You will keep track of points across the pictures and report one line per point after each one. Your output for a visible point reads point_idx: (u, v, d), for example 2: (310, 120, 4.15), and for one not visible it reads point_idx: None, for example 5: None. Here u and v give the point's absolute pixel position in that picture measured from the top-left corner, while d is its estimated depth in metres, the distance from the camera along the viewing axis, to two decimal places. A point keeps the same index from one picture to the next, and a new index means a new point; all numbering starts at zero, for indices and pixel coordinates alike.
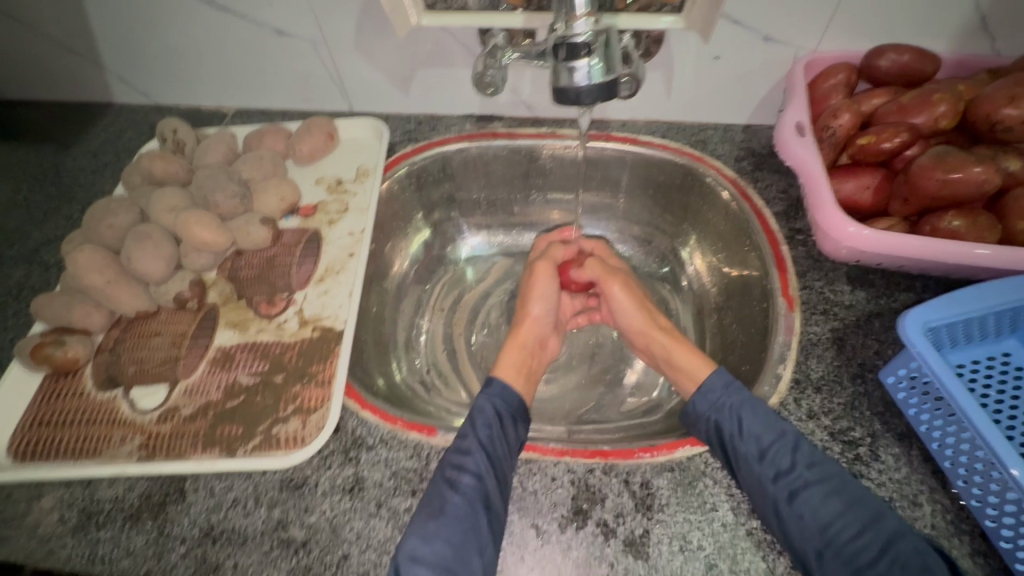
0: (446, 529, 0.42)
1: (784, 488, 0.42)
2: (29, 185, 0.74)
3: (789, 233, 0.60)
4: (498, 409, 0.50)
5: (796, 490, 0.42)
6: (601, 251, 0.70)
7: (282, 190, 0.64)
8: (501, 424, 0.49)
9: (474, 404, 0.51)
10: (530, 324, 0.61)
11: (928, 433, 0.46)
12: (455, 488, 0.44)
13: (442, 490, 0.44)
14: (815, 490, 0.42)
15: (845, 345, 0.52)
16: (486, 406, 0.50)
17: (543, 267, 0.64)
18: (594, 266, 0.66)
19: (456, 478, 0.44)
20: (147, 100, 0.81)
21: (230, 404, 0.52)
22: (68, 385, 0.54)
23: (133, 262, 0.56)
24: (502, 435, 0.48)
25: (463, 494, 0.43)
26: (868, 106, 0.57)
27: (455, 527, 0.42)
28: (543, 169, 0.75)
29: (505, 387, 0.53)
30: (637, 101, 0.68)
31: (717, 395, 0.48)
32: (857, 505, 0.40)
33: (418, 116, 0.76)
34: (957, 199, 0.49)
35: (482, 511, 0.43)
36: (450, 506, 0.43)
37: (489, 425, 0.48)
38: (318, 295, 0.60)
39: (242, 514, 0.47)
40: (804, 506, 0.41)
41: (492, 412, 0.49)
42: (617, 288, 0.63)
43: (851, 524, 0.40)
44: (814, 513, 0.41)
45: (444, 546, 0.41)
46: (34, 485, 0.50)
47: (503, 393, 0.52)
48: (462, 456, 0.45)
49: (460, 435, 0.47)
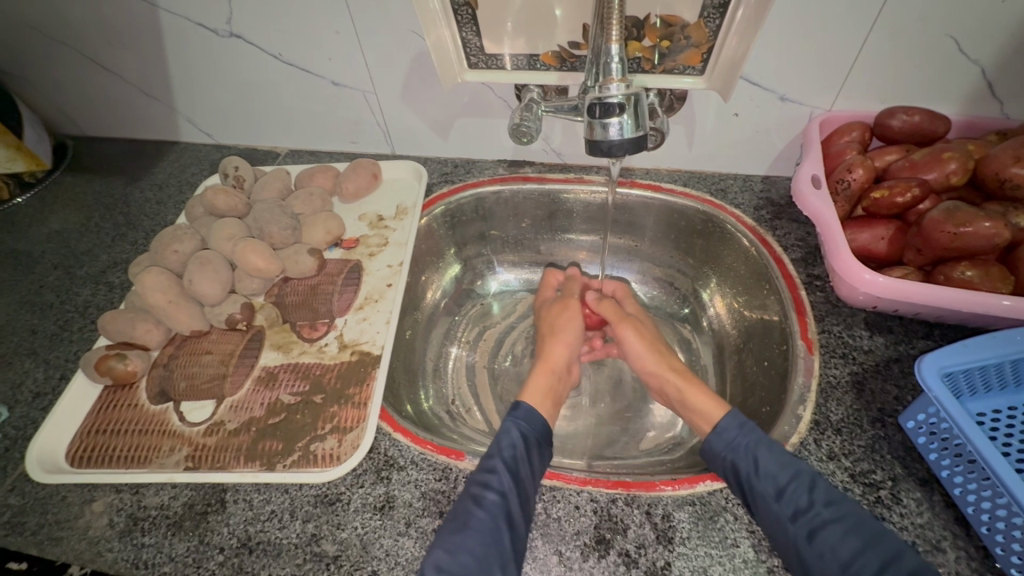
0: (469, 541, 0.44)
1: (804, 527, 0.43)
2: (100, 213, 0.82)
3: (807, 278, 0.62)
4: (523, 433, 0.52)
5: (815, 529, 0.43)
6: (621, 292, 0.74)
7: (328, 224, 0.69)
8: (526, 447, 0.51)
9: (501, 427, 0.54)
10: (559, 350, 0.64)
11: (950, 479, 0.46)
12: (480, 504, 0.46)
13: (468, 505, 0.46)
14: (834, 529, 0.43)
15: (864, 389, 0.53)
16: (512, 428, 0.53)
17: (571, 308, 0.69)
18: (608, 308, 0.69)
19: (480, 495, 0.47)
20: (209, 140, 0.89)
21: (272, 420, 0.56)
22: (125, 396, 0.59)
23: (193, 285, 0.61)
24: (527, 457, 0.50)
25: (487, 510, 0.45)
26: (881, 162, 0.61)
27: (478, 541, 0.44)
28: (569, 211, 0.79)
29: (531, 410, 0.55)
30: (661, 151, 0.72)
31: (731, 435, 0.49)
32: (876, 542, 0.41)
33: (455, 160, 0.82)
34: (967, 250, 0.51)
35: (506, 529, 0.44)
36: (474, 521, 0.45)
37: (514, 447, 0.50)
38: (358, 322, 0.64)
39: (278, 527, 0.49)
40: (824, 544, 0.42)
41: (518, 435, 0.52)
42: (628, 332, 0.65)
43: (871, 561, 0.41)
44: (834, 553, 0.42)
45: (469, 558, 0.43)
46: (86, 489, 0.53)
47: (529, 417, 0.54)
48: (489, 475, 0.48)
49: (487, 455, 0.50)
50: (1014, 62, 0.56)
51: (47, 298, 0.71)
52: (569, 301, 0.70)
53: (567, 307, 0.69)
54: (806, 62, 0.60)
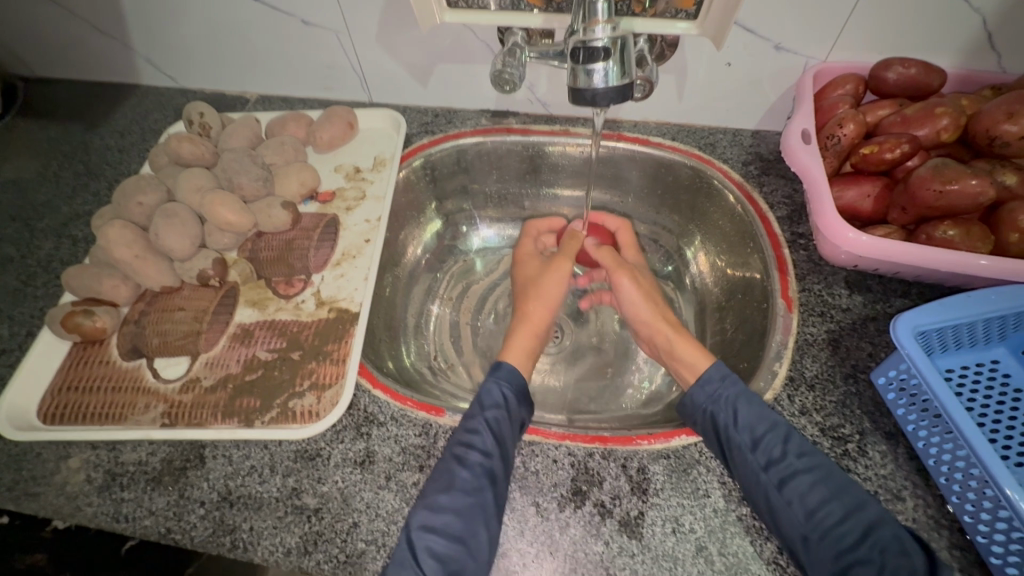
0: (456, 501, 0.45)
1: (775, 475, 0.45)
2: (58, 162, 0.77)
3: (791, 237, 0.62)
4: (506, 394, 0.52)
5: (786, 478, 0.44)
6: (624, 236, 0.72)
7: (302, 175, 0.66)
8: (507, 406, 0.51)
9: (483, 386, 0.54)
10: (539, 310, 0.63)
11: (914, 432, 0.48)
12: (463, 464, 0.46)
13: (451, 466, 0.47)
14: (803, 478, 0.44)
15: (839, 346, 0.54)
16: (494, 389, 0.53)
17: (562, 268, 0.66)
18: (606, 256, 0.68)
19: (463, 454, 0.47)
20: (172, 83, 0.83)
21: (248, 377, 0.55)
22: (96, 353, 0.57)
23: (159, 239, 0.58)
24: (507, 417, 0.50)
25: (470, 469, 0.46)
26: (873, 116, 0.58)
27: (463, 500, 0.45)
28: (553, 165, 0.77)
29: (512, 370, 0.55)
30: (649, 102, 0.70)
31: (713, 387, 0.50)
32: (842, 493, 0.43)
33: (435, 109, 0.78)
34: (951, 209, 0.50)
35: (488, 488, 0.45)
36: (458, 481, 0.45)
37: (497, 407, 0.51)
38: (335, 278, 0.62)
39: (259, 481, 0.49)
40: (793, 492, 0.44)
41: (499, 395, 0.52)
42: (626, 281, 0.64)
43: (835, 510, 0.43)
44: (801, 500, 0.43)
45: (453, 517, 0.44)
46: (61, 446, 0.53)
47: (510, 376, 0.55)
48: (470, 435, 0.48)
49: (470, 415, 0.50)
50: (1018, 11, 0.54)
51: (6, 252, 0.68)
52: (562, 259, 0.67)
53: (557, 267, 0.66)
54: (803, 8, 0.57)
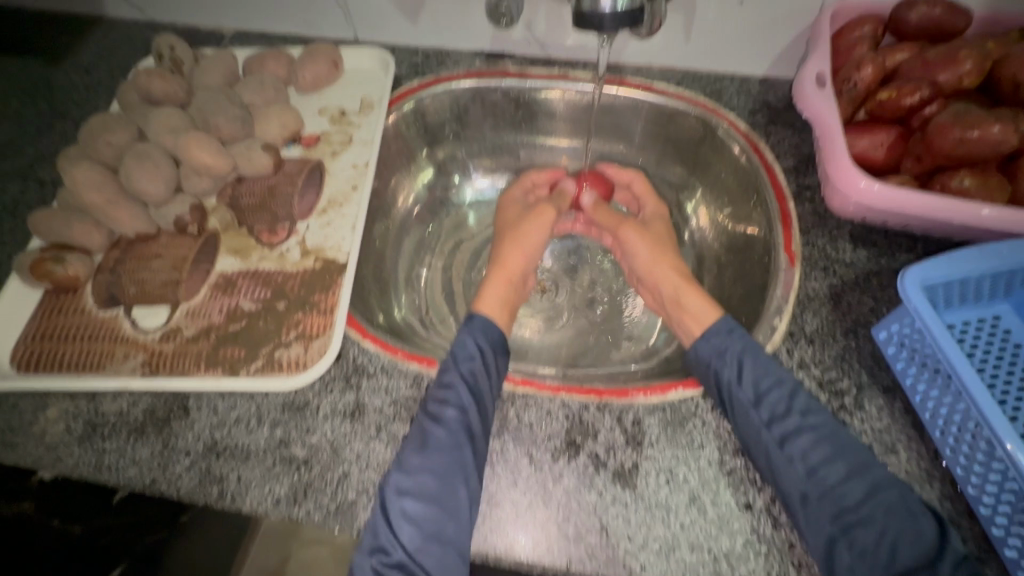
0: (429, 461, 0.43)
1: (777, 433, 0.44)
2: (19, 100, 0.71)
3: (797, 189, 0.59)
4: (481, 346, 0.50)
5: (788, 435, 0.43)
6: (640, 187, 0.69)
7: (284, 117, 0.62)
8: (483, 358, 0.49)
9: (457, 339, 0.51)
10: (517, 257, 0.59)
11: (912, 387, 0.47)
12: (438, 422, 0.45)
13: (425, 425, 0.45)
14: (806, 436, 0.43)
15: (841, 301, 0.53)
16: (468, 340, 0.50)
17: (547, 214, 0.62)
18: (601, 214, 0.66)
19: (438, 412, 0.45)
20: (140, 16, 0.77)
21: (232, 327, 0.53)
22: (69, 301, 0.54)
23: (131, 180, 0.54)
24: (485, 368, 0.48)
25: (445, 427, 0.44)
26: (891, 61, 0.54)
27: (439, 459, 0.43)
28: (551, 112, 0.73)
29: (487, 321, 0.52)
30: (654, 45, 0.66)
31: (721, 340, 0.49)
32: (848, 452, 0.42)
33: (426, 49, 0.73)
34: (970, 157, 0.48)
35: (465, 445, 0.44)
36: (433, 439, 0.44)
37: (471, 359, 0.49)
38: (321, 227, 0.59)
39: (245, 432, 0.48)
40: (795, 450, 0.43)
41: (474, 347, 0.50)
42: (630, 233, 0.61)
43: (839, 470, 0.41)
44: (803, 457, 0.42)
45: (430, 478, 0.43)
46: (37, 397, 0.51)
47: (485, 328, 0.52)
48: (445, 391, 0.46)
49: (442, 369, 0.48)
50: None
51: None
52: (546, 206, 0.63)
53: (542, 213, 0.62)
54: None
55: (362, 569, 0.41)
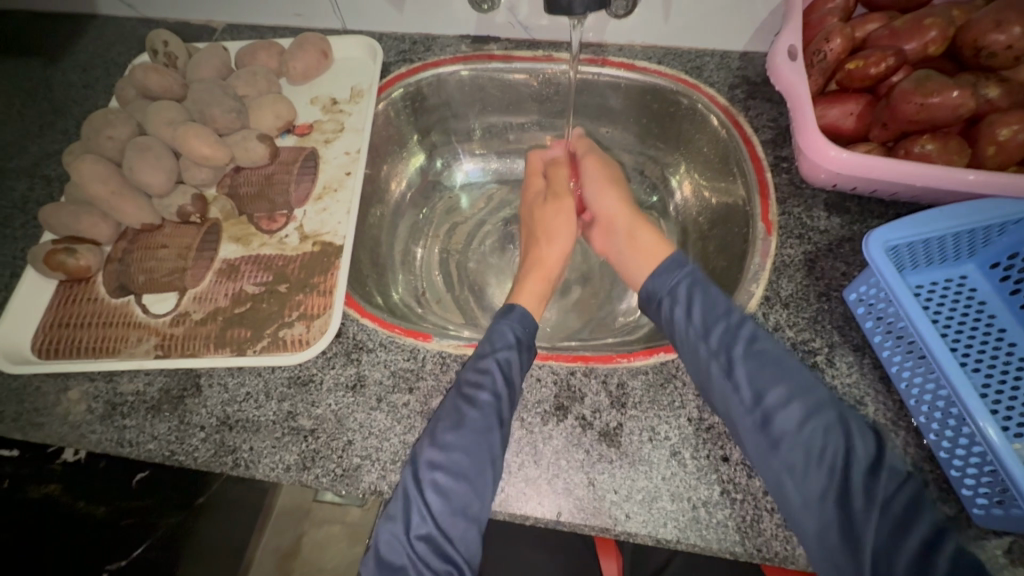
0: (464, 439, 0.46)
1: (723, 363, 0.47)
2: (20, 100, 0.74)
3: (775, 160, 0.61)
4: (519, 335, 0.52)
5: (733, 364, 0.47)
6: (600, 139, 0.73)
7: (277, 107, 0.64)
8: (520, 350, 0.51)
9: (494, 327, 0.53)
10: (554, 257, 0.63)
11: (880, 343, 0.50)
12: (473, 405, 0.47)
13: (461, 406, 0.47)
14: (751, 363, 0.46)
15: (815, 266, 0.55)
16: (507, 331, 0.52)
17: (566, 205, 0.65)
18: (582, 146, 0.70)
19: (473, 396, 0.47)
20: (131, 12, 0.79)
21: (237, 310, 0.56)
22: (83, 291, 0.58)
23: (135, 173, 0.57)
24: (520, 361, 0.50)
25: (480, 410, 0.47)
26: (863, 31, 0.56)
27: (472, 439, 0.46)
28: (538, 95, 0.75)
29: (526, 314, 0.54)
30: (635, 23, 0.67)
31: (672, 275, 0.54)
32: (789, 376, 0.45)
33: (413, 36, 0.74)
34: (931, 123, 0.50)
35: (496, 428, 0.46)
36: (467, 420, 0.46)
37: (509, 348, 0.51)
38: (318, 212, 0.62)
39: (255, 406, 0.51)
40: (740, 377, 0.46)
41: (512, 337, 0.52)
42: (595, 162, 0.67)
43: (781, 392, 0.45)
44: (747, 385, 0.46)
45: (461, 456, 0.45)
46: (60, 379, 0.54)
47: (523, 320, 0.54)
48: (480, 376, 0.48)
49: (480, 355, 0.50)
50: None
51: None
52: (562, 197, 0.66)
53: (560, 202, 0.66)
54: None
55: (391, 535, 0.45)
